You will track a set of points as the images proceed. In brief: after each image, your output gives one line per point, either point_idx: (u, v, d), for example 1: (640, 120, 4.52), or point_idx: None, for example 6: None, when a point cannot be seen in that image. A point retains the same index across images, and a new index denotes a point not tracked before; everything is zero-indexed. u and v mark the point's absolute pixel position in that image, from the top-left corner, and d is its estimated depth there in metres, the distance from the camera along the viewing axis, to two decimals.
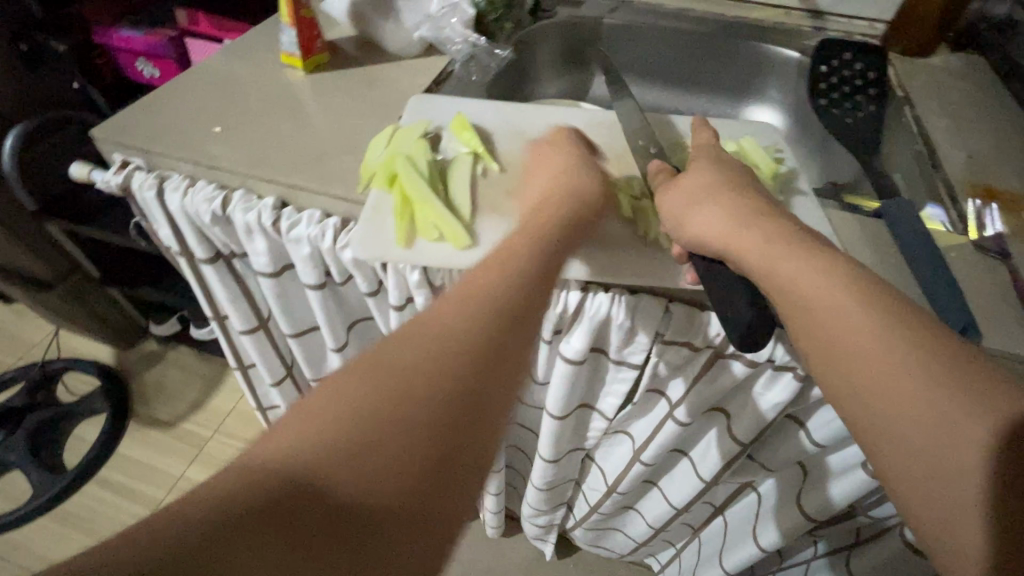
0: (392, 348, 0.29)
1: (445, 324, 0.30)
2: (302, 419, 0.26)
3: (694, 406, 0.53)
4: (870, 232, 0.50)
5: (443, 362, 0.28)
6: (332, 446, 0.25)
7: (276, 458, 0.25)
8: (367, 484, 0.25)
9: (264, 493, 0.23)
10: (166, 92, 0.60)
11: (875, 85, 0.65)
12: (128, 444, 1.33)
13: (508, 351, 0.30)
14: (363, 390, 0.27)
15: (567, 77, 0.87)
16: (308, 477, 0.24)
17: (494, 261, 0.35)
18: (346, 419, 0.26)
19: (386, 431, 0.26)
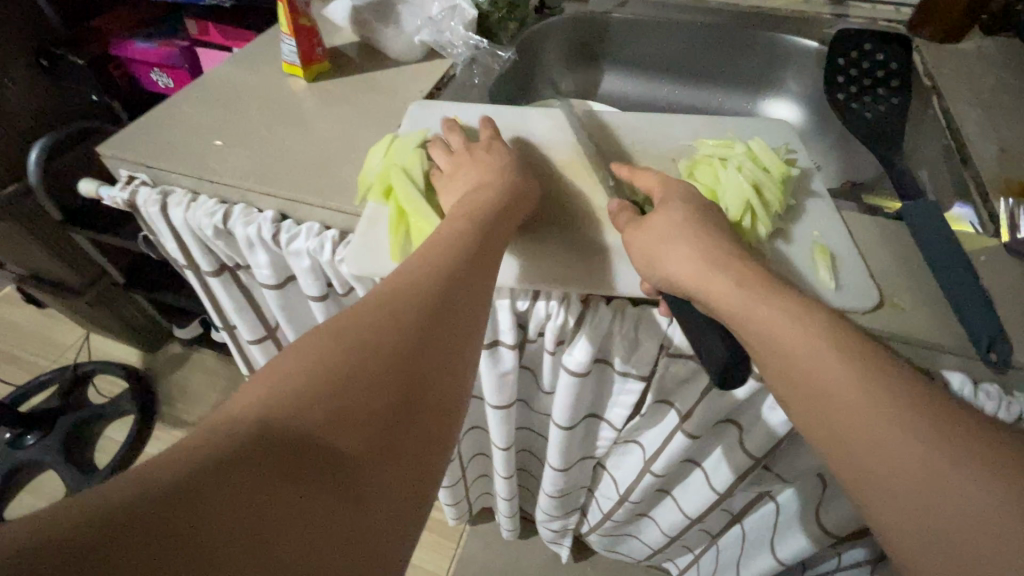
0: (350, 312, 0.32)
1: (400, 289, 0.34)
2: (268, 379, 0.28)
3: (703, 418, 0.52)
4: (891, 236, 0.47)
5: (402, 318, 0.32)
6: (305, 390, 0.27)
7: (250, 409, 0.26)
8: (342, 421, 0.27)
9: (241, 437, 0.25)
10: (170, 107, 0.61)
11: (897, 77, 0.62)
12: (155, 444, 1.37)
13: (456, 310, 0.35)
14: (327, 344, 0.30)
15: (575, 75, 0.85)
16: (287, 419, 0.26)
17: (450, 238, 0.39)
18: (316, 370, 0.28)
19: (356, 375, 0.29)
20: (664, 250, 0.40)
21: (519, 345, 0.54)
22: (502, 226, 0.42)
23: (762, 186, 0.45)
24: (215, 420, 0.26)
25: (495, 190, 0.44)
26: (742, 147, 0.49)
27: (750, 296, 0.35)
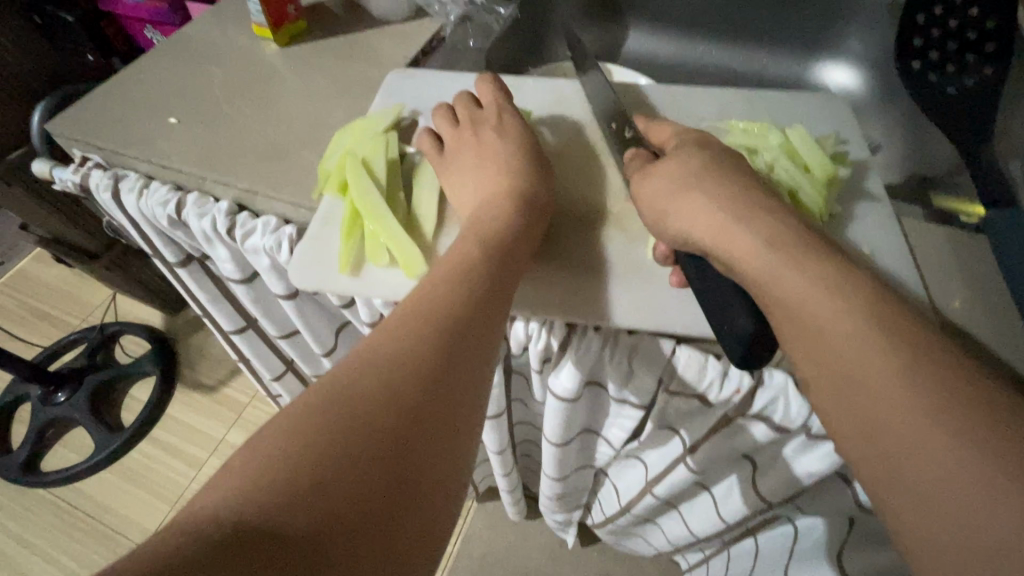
0: (345, 371, 0.26)
1: (403, 335, 0.28)
2: (238, 467, 0.22)
3: (711, 453, 0.45)
4: (965, 253, 0.37)
5: (406, 376, 0.26)
6: (288, 480, 0.21)
7: (217, 510, 0.20)
8: (334, 521, 0.21)
9: (204, 552, 0.19)
10: (129, 77, 0.55)
11: (994, 40, 0.48)
12: (177, 405, 1.41)
13: (470, 359, 0.29)
14: (316, 417, 0.24)
15: (593, 32, 0.74)
16: (262, 520, 0.20)
17: (462, 264, 0.33)
18: (289, 447, 0.23)
19: (348, 457, 0.23)
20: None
21: (503, 357, 0.48)
22: (517, 243, 0.35)
23: (797, 190, 0.36)
24: (174, 526, 0.20)
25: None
26: (777, 135, 0.39)
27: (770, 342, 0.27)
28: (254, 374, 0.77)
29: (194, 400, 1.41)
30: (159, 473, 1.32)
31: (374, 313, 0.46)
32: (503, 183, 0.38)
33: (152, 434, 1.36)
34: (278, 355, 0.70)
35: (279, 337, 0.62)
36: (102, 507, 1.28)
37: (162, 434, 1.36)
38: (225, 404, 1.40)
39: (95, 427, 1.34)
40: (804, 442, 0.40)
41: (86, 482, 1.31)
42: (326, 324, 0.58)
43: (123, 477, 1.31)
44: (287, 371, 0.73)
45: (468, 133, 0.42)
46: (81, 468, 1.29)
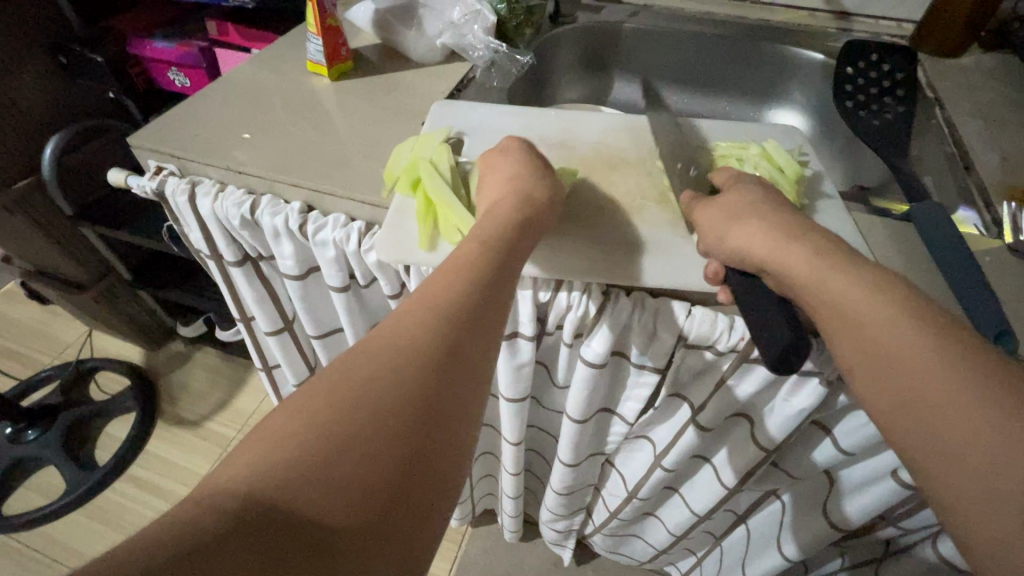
0: (349, 368, 0.31)
1: (400, 338, 0.32)
2: (257, 447, 0.27)
3: (717, 411, 0.53)
4: (899, 237, 0.49)
5: (399, 375, 0.30)
6: (296, 461, 0.26)
7: (238, 481, 0.25)
8: (330, 500, 0.26)
9: (228, 514, 0.24)
10: (198, 102, 0.63)
11: (904, 87, 0.65)
12: (156, 441, 1.30)
13: (461, 360, 0.33)
14: (320, 411, 0.28)
15: (588, 81, 0.87)
16: (277, 497, 0.25)
17: (454, 274, 0.37)
18: (305, 434, 0.27)
19: (346, 446, 0.27)
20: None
21: (539, 335, 0.55)
22: (512, 259, 0.40)
23: (777, 185, 0.48)
24: (209, 490, 0.25)
25: (521, 184, 0.46)
26: (756, 148, 0.52)
27: None
28: (274, 381, 0.81)
29: (176, 436, 1.31)
30: (134, 512, 1.20)
31: None
32: (504, 207, 0.43)
33: (129, 472, 1.25)
34: (304, 359, 0.75)
35: (315, 336, 0.67)
36: (68, 553, 1.15)
37: (140, 471, 1.26)
38: (210, 439, 1.31)
39: (67, 465, 1.22)
40: (797, 379, 0.47)
41: (51, 525, 1.18)
42: (365, 321, 0.64)
43: (94, 518, 1.19)
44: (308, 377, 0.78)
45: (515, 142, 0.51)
46: (47, 510, 1.16)
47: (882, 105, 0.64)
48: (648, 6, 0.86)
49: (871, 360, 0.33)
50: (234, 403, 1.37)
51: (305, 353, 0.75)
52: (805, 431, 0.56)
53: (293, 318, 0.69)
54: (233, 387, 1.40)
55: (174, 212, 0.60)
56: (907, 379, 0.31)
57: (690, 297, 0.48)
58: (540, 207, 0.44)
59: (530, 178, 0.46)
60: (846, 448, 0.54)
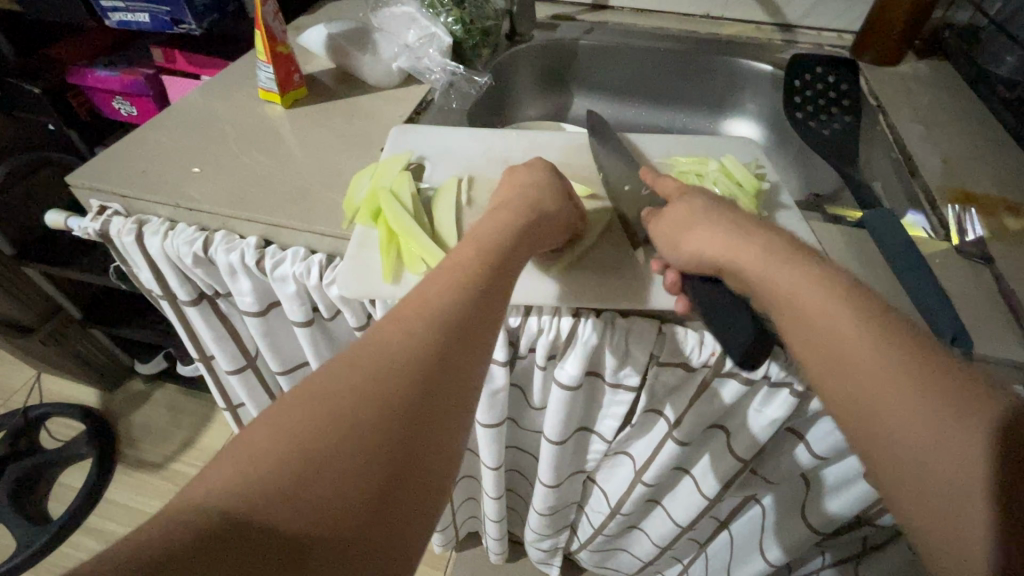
0: (338, 372, 0.29)
1: (393, 344, 0.31)
2: (237, 456, 0.26)
3: (693, 425, 0.53)
4: (855, 243, 0.50)
5: (389, 384, 0.29)
6: (274, 475, 0.25)
7: (216, 495, 0.24)
8: (308, 517, 0.25)
9: (203, 529, 0.23)
10: (142, 137, 0.60)
11: (848, 97, 0.67)
12: (115, 487, 1.22)
13: (455, 366, 0.31)
14: (307, 418, 0.27)
15: (547, 98, 0.88)
16: (252, 513, 0.24)
17: (454, 278, 0.36)
18: (289, 444, 0.26)
19: (328, 461, 0.26)
20: None
21: (510, 360, 0.54)
22: (513, 269, 0.39)
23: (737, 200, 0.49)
24: (182, 504, 0.24)
25: (511, 206, 0.44)
26: (715, 164, 0.53)
27: None
28: (237, 420, 0.78)
29: (138, 480, 1.23)
30: None
31: None
32: (509, 219, 0.42)
33: (87, 523, 1.17)
34: (270, 395, 0.72)
35: (280, 372, 0.64)
36: None
37: (99, 522, 1.17)
38: (174, 480, 1.24)
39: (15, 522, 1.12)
40: (768, 391, 0.48)
41: None
42: (331, 354, 0.62)
43: None
44: None
45: (514, 172, 0.49)
46: None
47: (831, 115, 0.66)
48: (602, 22, 0.87)
49: (838, 371, 0.33)
50: (200, 440, 1.30)
51: (270, 389, 0.72)
52: (779, 437, 0.57)
53: (256, 354, 0.66)
54: (198, 424, 1.33)
55: (120, 251, 0.57)
56: (872, 388, 0.31)
57: (660, 314, 0.48)
58: (547, 224, 0.44)
59: (549, 200, 0.46)
60: (819, 453, 0.55)
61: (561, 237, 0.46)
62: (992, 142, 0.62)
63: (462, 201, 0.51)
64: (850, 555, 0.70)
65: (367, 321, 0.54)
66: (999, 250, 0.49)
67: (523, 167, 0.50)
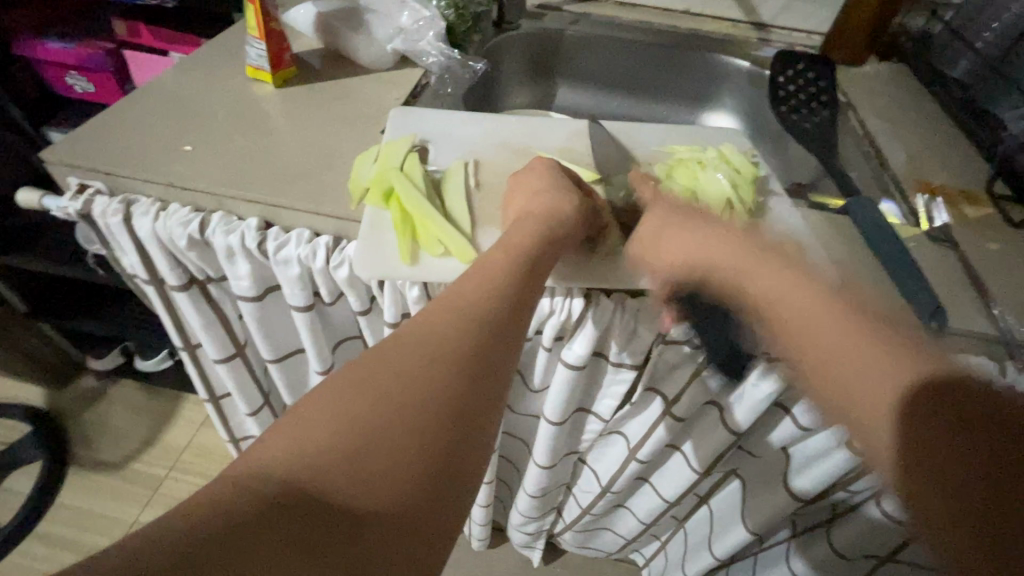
0: (389, 357, 0.31)
1: (439, 335, 0.33)
2: (299, 431, 0.28)
3: (690, 400, 0.56)
4: (838, 228, 0.54)
5: (435, 372, 0.31)
6: (331, 451, 0.27)
7: (270, 467, 0.27)
8: (362, 491, 0.27)
9: (264, 498, 0.25)
10: (121, 113, 0.57)
11: (826, 93, 0.70)
12: (68, 490, 1.14)
13: (492, 362, 0.33)
14: (357, 403, 0.29)
15: (533, 87, 0.89)
16: (307, 486, 0.26)
17: (486, 274, 0.38)
18: (339, 427, 0.28)
19: (380, 441, 0.28)
20: None
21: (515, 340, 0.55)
22: (539, 265, 0.40)
23: (738, 186, 0.52)
24: (247, 471, 0.26)
25: (533, 202, 0.46)
26: (713, 152, 0.56)
27: None
28: (221, 412, 0.75)
29: (93, 483, 1.15)
30: None
31: (401, 309, 0.52)
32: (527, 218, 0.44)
33: (39, 529, 1.09)
34: (258, 385, 0.70)
35: (273, 360, 0.63)
36: None
37: (52, 527, 1.10)
38: (135, 480, 1.17)
39: None
40: (764, 367, 0.51)
41: None
42: (328, 339, 0.61)
43: None
44: (263, 405, 0.73)
45: (526, 166, 0.50)
46: None
47: (810, 109, 0.70)
48: (587, 14, 0.89)
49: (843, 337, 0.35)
50: (162, 437, 1.23)
51: (259, 379, 0.70)
52: (767, 410, 0.61)
53: (246, 342, 0.64)
54: (158, 422, 1.25)
55: (103, 233, 0.54)
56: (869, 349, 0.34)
57: None
58: (566, 216, 0.45)
59: (558, 192, 0.47)
60: (804, 424, 0.59)
61: (578, 227, 0.46)
62: (949, 138, 0.67)
63: (471, 185, 0.51)
64: (822, 521, 0.74)
65: (371, 304, 0.53)
66: (962, 237, 0.54)
67: (535, 161, 0.51)
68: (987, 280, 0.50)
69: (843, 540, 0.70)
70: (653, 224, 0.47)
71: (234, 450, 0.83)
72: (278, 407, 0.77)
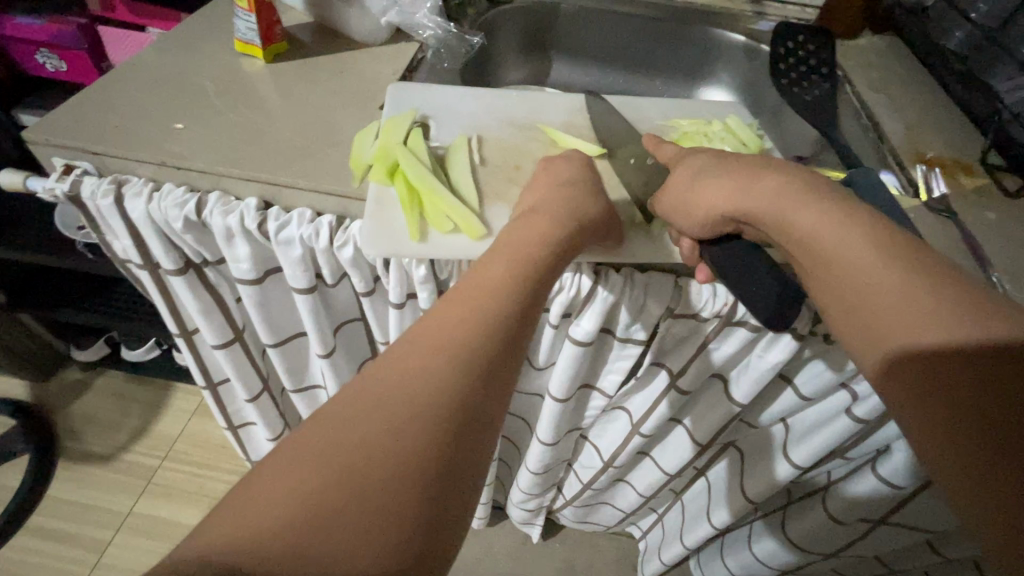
0: (354, 410, 0.27)
1: (416, 380, 0.28)
2: (247, 506, 0.23)
3: (696, 374, 0.56)
4: None
5: (409, 426, 0.26)
6: (284, 525, 0.23)
7: (246, 512, 0.23)
8: (342, 532, 0.23)
9: (234, 554, 0.22)
10: (105, 91, 0.54)
11: (826, 65, 0.70)
12: (58, 483, 1.12)
13: (490, 366, 0.30)
14: (339, 428, 0.26)
15: (528, 63, 0.88)
16: (280, 535, 0.22)
17: (474, 295, 0.33)
18: (320, 460, 0.25)
19: (343, 516, 0.23)
20: (688, 205, 0.43)
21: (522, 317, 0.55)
22: (541, 252, 0.37)
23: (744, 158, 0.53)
24: (182, 560, 0.22)
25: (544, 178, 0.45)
26: (718, 125, 0.56)
27: (798, 260, 0.38)
28: (218, 399, 0.74)
29: (86, 475, 1.13)
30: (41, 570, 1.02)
31: (407, 290, 0.51)
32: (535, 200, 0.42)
33: (30, 523, 1.07)
34: (257, 370, 0.69)
35: (273, 344, 0.61)
36: None
37: (44, 521, 1.08)
38: (127, 471, 1.15)
39: None
40: (771, 336, 0.51)
41: None
42: (330, 322, 0.59)
43: None
44: (263, 390, 0.72)
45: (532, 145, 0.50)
46: None
47: (811, 82, 0.69)
48: None
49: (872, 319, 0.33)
50: (153, 427, 1.21)
51: (257, 364, 0.69)
52: (769, 382, 0.62)
53: (244, 327, 0.63)
54: (149, 412, 1.23)
55: (92, 216, 0.52)
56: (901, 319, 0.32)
57: (673, 268, 0.51)
58: (576, 193, 0.45)
59: (566, 173, 0.46)
60: (806, 395, 0.60)
61: (591, 203, 0.45)
62: (944, 110, 0.68)
63: (476, 162, 0.50)
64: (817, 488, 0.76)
65: (375, 284, 0.52)
66: (960, 207, 0.55)
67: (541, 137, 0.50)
68: (986, 248, 0.51)
69: (838, 506, 0.72)
70: (683, 177, 0.45)
71: (231, 437, 0.82)
72: (277, 392, 0.76)
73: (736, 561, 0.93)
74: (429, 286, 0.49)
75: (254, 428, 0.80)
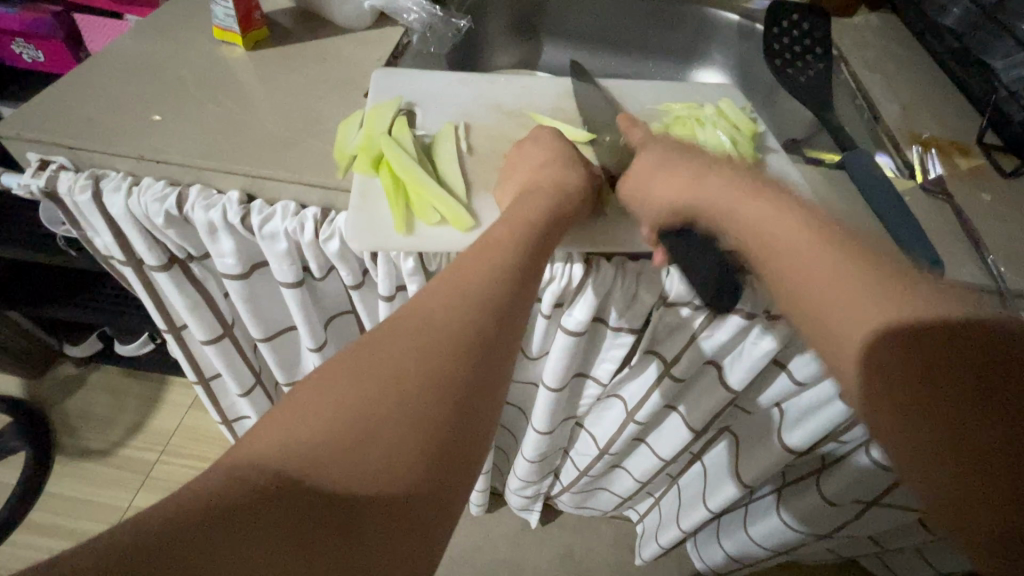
0: (380, 350, 0.29)
1: (437, 319, 0.31)
2: (292, 420, 0.27)
3: (690, 361, 0.56)
4: (836, 183, 0.54)
5: (432, 360, 0.29)
6: (302, 468, 0.25)
7: (264, 457, 0.25)
8: (354, 479, 0.26)
9: (258, 488, 0.24)
10: (81, 82, 0.52)
11: (821, 45, 0.69)
12: (56, 479, 1.12)
13: (494, 343, 0.32)
14: (353, 386, 0.28)
15: (517, 47, 0.86)
16: (299, 475, 0.25)
17: (485, 249, 0.36)
18: (336, 415, 0.27)
19: (375, 433, 0.27)
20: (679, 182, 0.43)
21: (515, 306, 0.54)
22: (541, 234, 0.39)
23: (737, 142, 0.52)
24: (233, 466, 0.25)
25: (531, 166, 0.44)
26: (711, 108, 0.55)
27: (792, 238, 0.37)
28: (211, 394, 0.73)
29: (84, 470, 1.13)
30: (42, 565, 1.03)
31: (395, 282, 0.50)
32: (528, 191, 0.42)
33: (29, 518, 1.07)
34: (249, 365, 0.68)
35: (262, 339, 0.61)
36: None
37: (44, 516, 1.08)
38: (125, 466, 1.15)
39: None
40: (764, 325, 0.51)
41: None
42: (320, 315, 0.59)
43: None
44: (255, 385, 0.71)
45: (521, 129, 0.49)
46: None
47: (806, 62, 0.68)
48: None
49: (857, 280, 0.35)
50: (149, 421, 1.20)
51: (249, 359, 0.68)
52: (763, 368, 0.62)
53: (234, 322, 0.62)
54: (145, 407, 1.22)
55: (70, 213, 0.51)
56: None
57: None
58: (563, 182, 0.44)
59: (557, 162, 0.45)
60: (800, 379, 0.60)
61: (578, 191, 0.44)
62: (941, 89, 0.67)
63: (463, 150, 0.49)
64: (811, 472, 0.77)
65: (364, 277, 0.51)
66: (955, 189, 0.54)
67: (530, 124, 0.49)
68: (982, 231, 0.51)
69: (833, 488, 0.72)
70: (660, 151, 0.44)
71: (226, 432, 0.82)
72: (270, 386, 0.76)
73: (732, 542, 0.94)
74: (418, 278, 0.49)
75: (249, 422, 0.80)
